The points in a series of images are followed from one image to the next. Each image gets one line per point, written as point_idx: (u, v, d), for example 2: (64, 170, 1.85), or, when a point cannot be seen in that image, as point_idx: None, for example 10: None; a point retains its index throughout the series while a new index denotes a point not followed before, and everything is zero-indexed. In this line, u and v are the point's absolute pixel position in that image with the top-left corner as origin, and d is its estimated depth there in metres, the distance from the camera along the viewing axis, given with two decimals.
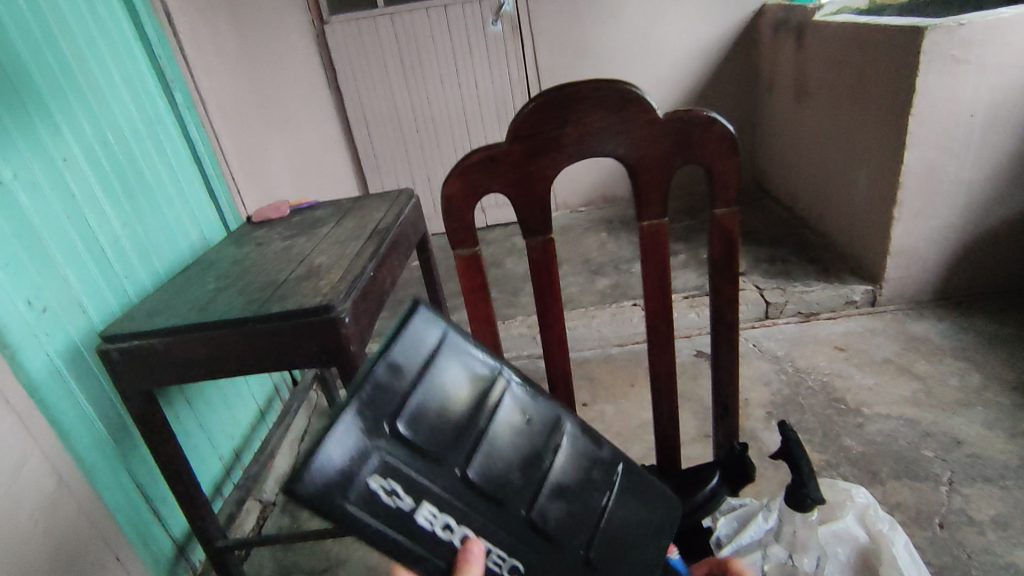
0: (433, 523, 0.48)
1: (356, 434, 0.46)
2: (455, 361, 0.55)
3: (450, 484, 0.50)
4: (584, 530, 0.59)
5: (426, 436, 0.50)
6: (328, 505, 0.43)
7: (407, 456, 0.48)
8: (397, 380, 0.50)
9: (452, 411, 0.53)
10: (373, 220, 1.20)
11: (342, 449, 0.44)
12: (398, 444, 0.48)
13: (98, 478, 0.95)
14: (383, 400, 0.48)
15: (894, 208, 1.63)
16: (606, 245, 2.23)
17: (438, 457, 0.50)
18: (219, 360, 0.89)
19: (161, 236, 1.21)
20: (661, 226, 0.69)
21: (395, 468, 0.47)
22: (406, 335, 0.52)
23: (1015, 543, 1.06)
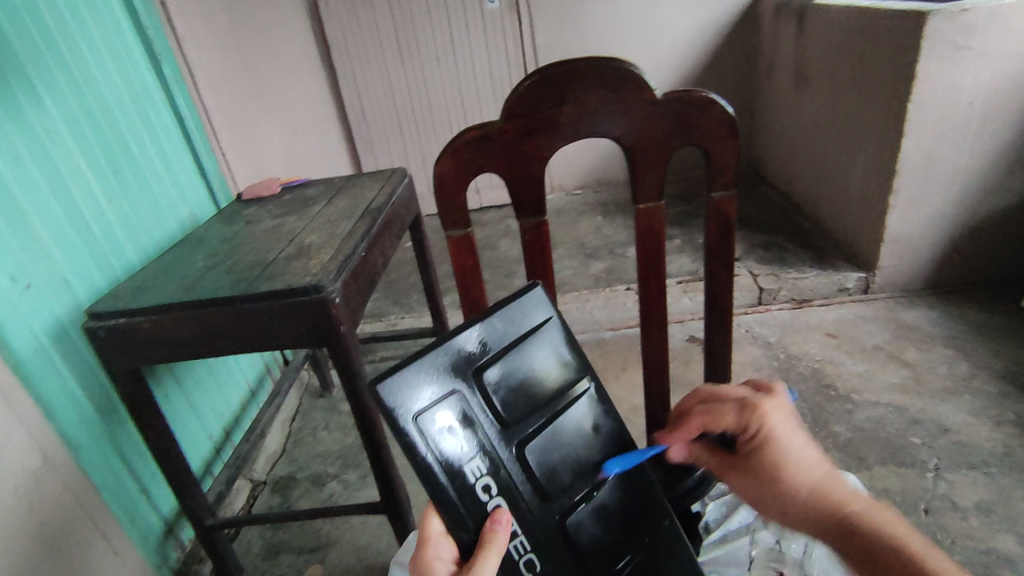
0: (477, 479, 0.58)
1: (449, 371, 0.58)
2: (544, 352, 0.65)
3: (498, 454, 0.60)
4: (613, 553, 0.66)
5: (499, 402, 0.61)
6: (408, 411, 0.55)
7: (480, 412, 0.60)
8: (490, 345, 0.61)
9: (529, 391, 0.63)
10: (365, 199, 1.18)
11: (430, 379, 0.57)
12: (477, 396, 0.60)
13: (85, 457, 0.95)
14: (476, 357, 0.60)
15: (889, 195, 1.63)
16: (601, 228, 2.22)
17: (501, 425, 0.60)
18: (208, 340, 0.88)
19: (149, 212, 1.20)
20: (657, 209, 0.68)
21: (465, 416, 0.58)
22: (511, 313, 0.63)
23: (998, 528, 1.08)
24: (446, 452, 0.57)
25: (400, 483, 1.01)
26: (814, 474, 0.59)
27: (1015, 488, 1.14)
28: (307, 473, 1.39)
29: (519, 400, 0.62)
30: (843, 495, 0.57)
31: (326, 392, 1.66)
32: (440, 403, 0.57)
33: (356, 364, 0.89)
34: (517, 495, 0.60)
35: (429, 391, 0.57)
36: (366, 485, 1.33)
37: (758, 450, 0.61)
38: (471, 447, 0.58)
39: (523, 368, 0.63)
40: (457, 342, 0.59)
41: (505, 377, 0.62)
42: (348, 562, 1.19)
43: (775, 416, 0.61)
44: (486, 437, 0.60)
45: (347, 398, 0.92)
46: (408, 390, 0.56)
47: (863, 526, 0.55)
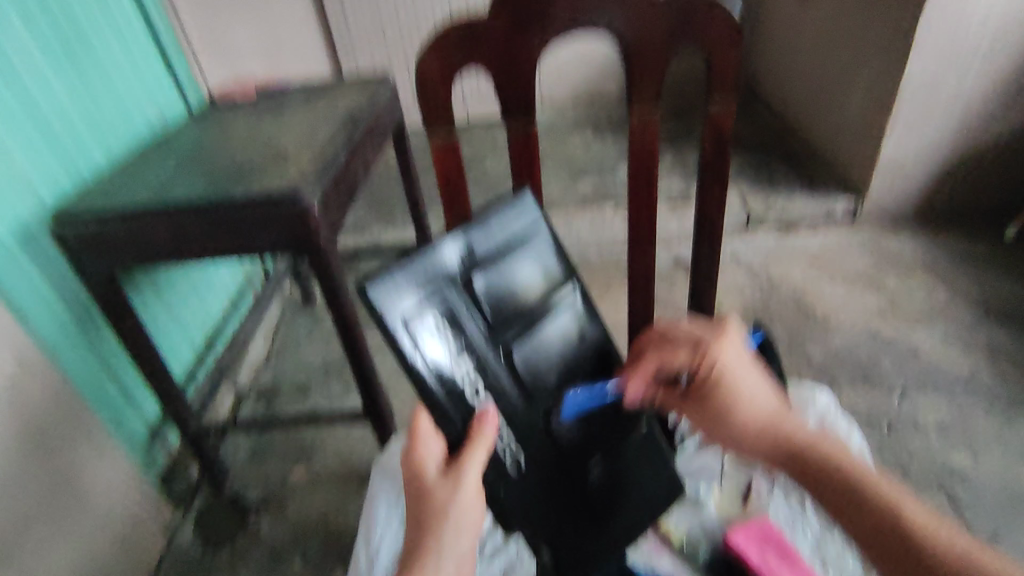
0: (464, 380, 0.61)
1: (434, 276, 0.59)
2: (534, 260, 0.64)
3: (486, 357, 0.62)
4: (595, 458, 0.68)
5: (485, 308, 0.61)
6: (393, 314, 0.56)
7: (468, 316, 0.61)
8: (476, 251, 0.61)
9: (516, 298, 0.63)
10: (343, 104, 1.12)
11: (416, 282, 0.58)
12: (464, 301, 0.60)
13: (64, 361, 0.94)
14: (461, 263, 0.60)
15: (888, 119, 1.58)
16: (591, 146, 2.16)
17: (488, 330, 0.62)
18: (184, 245, 0.86)
19: (114, 112, 1.13)
20: (650, 118, 0.65)
21: (452, 320, 0.60)
22: (499, 218, 0.62)
23: (954, 445, 1.14)
24: (432, 354, 0.59)
25: (383, 392, 1.02)
26: (762, 409, 0.64)
27: (975, 408, 1.20)
28: (292, 382, 1.41)
29: (507, 306, 0.63)
30: (792, 426, 0.63)
31: (309, 304, 1.65)
32: (426, 306, 0.58)
33: (338, 275, 0.87)
34: (505, 397, 0.63)
35: (414, 295, 0.58)
36: (350, 394, 1.36)
37: (713, 392, 0.64)
38: (458, 349, 0.60)
39: (512, 275, 0.63)
40: (442, 248, 0.59)
41: (491, 283, 0.62)
42: (334, 466, 1.24)
43: (724, 359, 0.64)
44: (474, 340, 0.61)
45: (329, 308, 0.91)
46: (395, 292, 0.57)
47: (814, 455, 0.61)
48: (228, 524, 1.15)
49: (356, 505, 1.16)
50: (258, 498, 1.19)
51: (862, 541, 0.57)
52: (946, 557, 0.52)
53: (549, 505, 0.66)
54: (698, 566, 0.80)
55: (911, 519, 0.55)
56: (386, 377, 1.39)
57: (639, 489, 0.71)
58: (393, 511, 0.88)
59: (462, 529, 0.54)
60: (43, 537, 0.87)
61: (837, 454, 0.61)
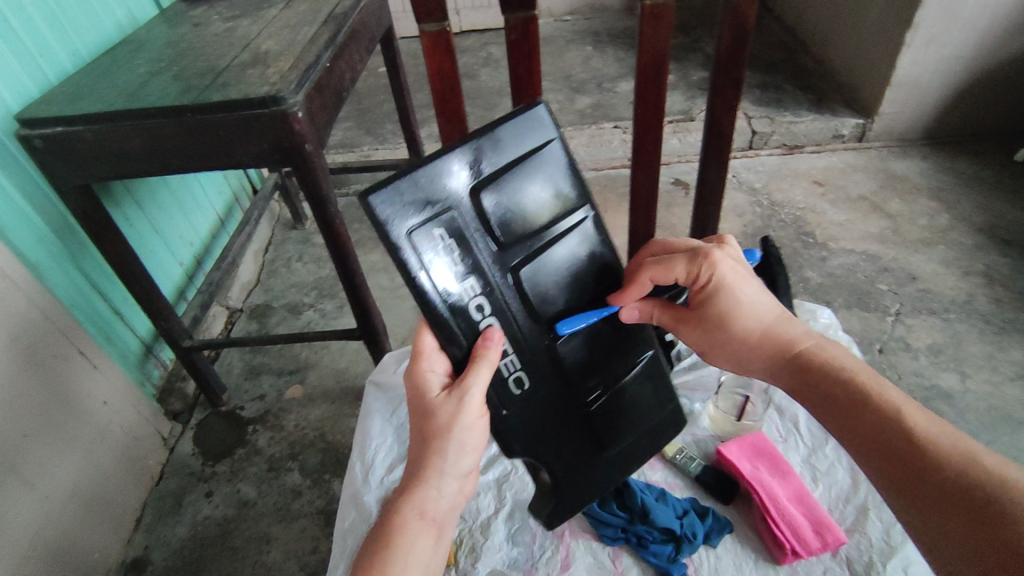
0: (471, 298, 0.59)
1: (440, 190, 0.57)
2: (545, 177, 0.62)
3: (493, 275, 0.60)
4: (597, 381, 0.68)
5: (493, 225, 0.60)
6: (397, 226, 0.55)
7: (474, 232, 0.59)
8: (484, 165, 0.59)
9: (525, 216, 0.61)
10: (327, 3, 1.03)
11: (421, 194, 0.56)
12: (471, 217, 0.59)
13: (46, 275, 0.91)
14: (469, 177, 0.58)
15: (907, 31, 1.49)
16: (591, 60, 2.05)
17: (496, 248, 0.60)
18: (160, 155, 0.81)
19: (79, 8, 1.04)
20: (665, 8, 0.60)
21: (458, 235, 0.58)
22: (510, 132, 0.60)
23: (943, 367, 1.15)
24: (437, 269, 0.57)
25: (375, 311, 1.01)
26: (763, 320, 0.63)
27: (966, 332, 1.20)
28: (285, 302, 1.40)
29: (516, 223, 0.61)
30: (796, 337, 0.61)
31: (299, 224, 1.61)
32: (432, 220, 0.57)
33: (325, 189, 0.83)
34: (511, 317, 0.62)
35: (419, 208, 0.56)
36: (344, 314, 1.35)
37: (711, 299, 0.64)
38: (464, 266, 0.59)
39: (522, 191, 0.61)
40: (449, 161, 0.57)
41: (500, 200, 0.60)
42: (329, 383, 1.24)
43: (724, 265, 0.63)
44: (481, 258, 0.60)
45: (318, 225, 0.87)
46: (400, 203, 0.55)
47: (815, 366, 0.58)
48: (226, 439, 1.17)
49: (352, 420, 1.18)
50: (255, 414, 1.20)
51: (855, 448, 0.53)
52: (949, 456, 0.48)
53: (551, 427, 0.66)
54: (691, 477, 0.82)
55: (913, 424, 0.50)
56: (380, 298, 1.38)
57: (639, 412, 0.71)
58: (386, 425, 0.90)
59: (464, 447, 0.54)
60: (39, 447, 0.87)
61: (840, 362, 0.58)
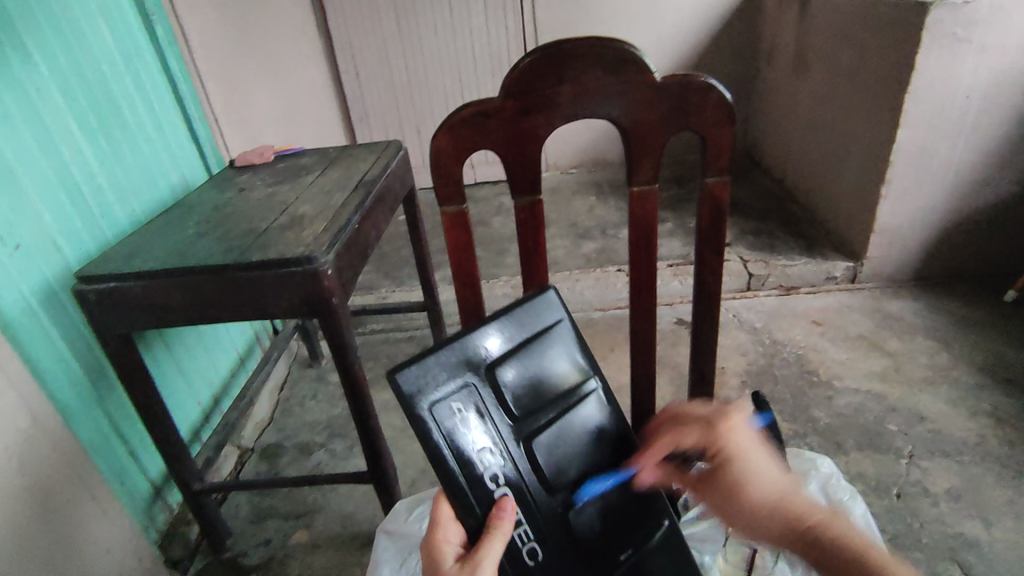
0: (486, 468, 0.61)
1: (460, 366, 0.61)
2: (557, 352, 0.66)
3: (507, 447, 0.62)
4: (613, 550, 0.68)
5: (509, 398, 0.63)
6: (419, 402, 0.58)
7: (490, 406, 0.62)
8: (502, 342, 0.63)
9: (540, 388, 0.65)
10: (358, 171, 1.17)
11: (445, 369, 0.60)
12: (488, 391, 0.62)
13: (73, 418, 0.95)
14: (489, 353, 0.62)
15: (882, 186, 1.64)
16: (594, 209, 2.22)
17: (511, 420, 0.63)
18: (199, 306, 0.88)
19: (140, 177, 1.18)
20: (650, 192, 0.68)
21: (476, 408, 0.61)
22: (526, 312, 0.65)
23: (966, 514, 1.12)
24: (456, 441, 0.60)
25: (387, 453, 1.02)
26: (775, 490, 0.60)
27: (984, 476, 1.18)
28: (296, 441, 1.41)
29: (530, 396, 0.64)
30: (806, 506, 0.60)
31: (315, 362, 1.67)
32: (452, 394, 0.60)
33: (347, 336, 0.90)
34: (523, 486, 0.63)
35: (442, 383, 0.60)
36: (354, 454, 1.35)
37: (726, 469, 0.61)
38: (482, 438, 0.61)
39: (535, 365, 0.65)
40: (471, 340, 0.62)
41: (518, 374, 0.63)
42: (334, 529, 1.22)
43: (738, 435, 0.62)
44: (497, 430, 0.62)
45: (338, 369, 0.93)
46: (424, 381, 0.59)
47: (826, 536, 0.57)
48: None
49: (356, 569, 1.14)
50: (257, 561, 1.17)
51: None
52: None
53: None
54: None
55: None
56: (390, 437, 1.39)
57: None
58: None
59: None
60: None
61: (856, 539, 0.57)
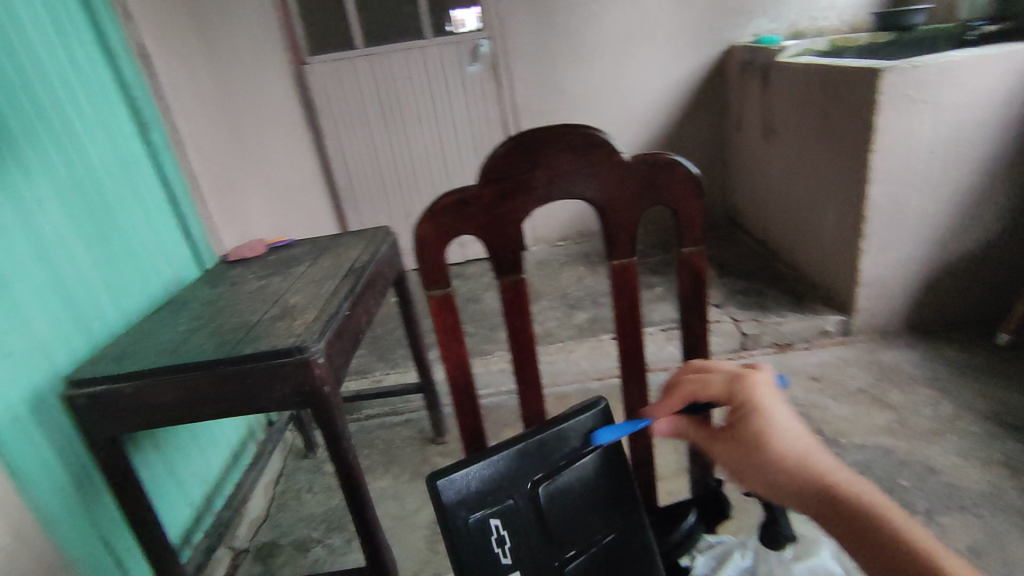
0: None
1: (502, 478, 0.63)
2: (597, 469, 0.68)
3: (537, 565, 0.63)
4: None
5: (546, 513, 0.64)
6: (455, 511, 0.61)
7: (527, 522, 0.63)
8: (545, 456, 0.65)
9: (577, 506, 0.66)
10: (348, 259, 1.19)
11: (486, 479, 0.62)
12: (525, 506, 0.63)
13: (58, 529, 0.92)
14: (531, 466, 0.64)
15: (861, 240, 1.68)
16: (584, 279, 2.25)
17: (545, 537, 0.64)
18: (191, 404, 0.87)
19: (133, 276, 1.20)
20: (630, 264, 0.70)
21: (512, 525, 0.62)
22: (574, 426, 0.67)
23: (993, 571, 1.07)
24: (485, 551, 0.61)
25: (386, 547, 0.98)
26: (798, 448, 0.51)
27: (1007, 529, 1.14)
28: (292, 538, 1.35)
29: (564, 513, 0.65)
30: (831, 469, 0.49)
31: (310, 452, 1.63)
32: (489, 505, 0.62)
33: (340, 425, 0.89)
34: None
35: (481, 492, 0.62)
36: (353, 549, 1.30)
37: (745, 420, 0.53)
38: (515, 557, 0.62)
39: (576, 481, 0.66)
40: (517, 453, 0.64)
41: (558, 491, 0.65)
42: None
43: (764, 388, 0.54)
44: (530, 548, 0.63)
45: (332, 460, 0.91)
46: (463, 492, 0.61)
47: (847, 498, 0.47)
48: None
49: None
50: None
51: None
52: None
53: None
54: None
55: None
56: (390, 529, 1.34)
57: None
58: None
59: None
60: None
61: (880, 506, 0.46)
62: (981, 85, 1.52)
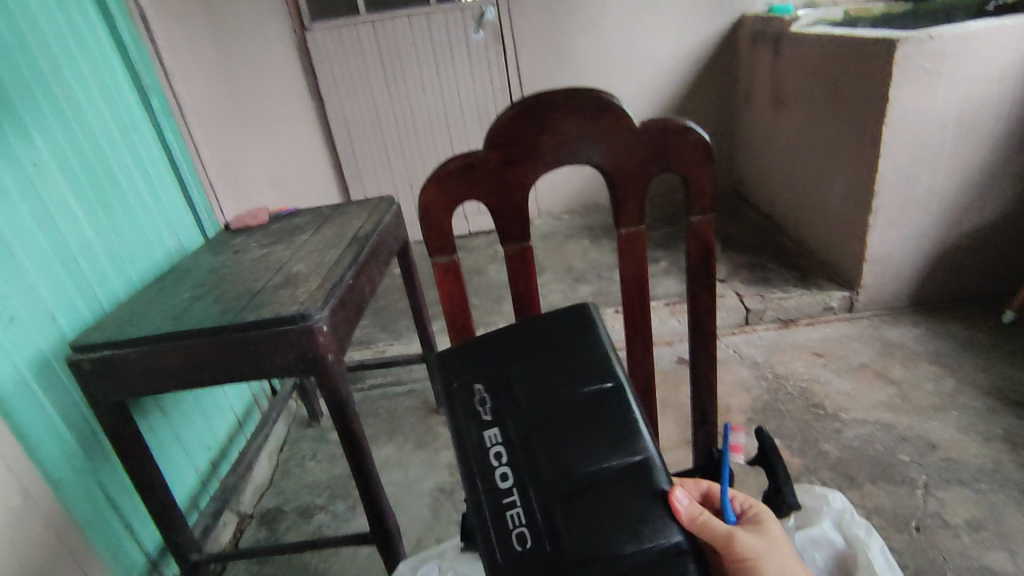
0: (492, 443, 0.56)
1: (490, 348, 0.61)
2: (594, 360, 0.59)
3: (519, 431, 0.56)
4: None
5: (531, 381, 0.58)
6: (444, 372, 0.60)
7: (509, 387, 0.58)
8: (533, 334, 0.61)
9: (568, 381, 0.58)
10: (352, 228, 1.19)
11: (476, 349, 0.61)
12: (507, 370, 0.59)
13: (66, 492, 0.93)
14: (519, 340, 0.60)
15: (869, 215, 1.66)
16: (588, 252, 2.24)
17: (527, 400, 0.57)
18: (196, 370, 0.88)
19: (136, 244, 1.20)
20: (638, 233, 0.69)
21: (493, 387, 0.58)
22: (561, 318, 0.62)
23: (990, 544, 1.08)
24: (467, 412, 0.58)
25: (390, 512, 0.99)
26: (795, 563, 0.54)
27: (1004, 504, 1.15)
28: (296, 504, 1.37)
29: (549, 382, 0.58)
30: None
31: (314, 421, 1.65)
32: (475, 371, 0.59)
33: (345, 392, 0.89)
34: (528, 479, 0.54)
35: (471, 361, 0.60)
36: (356, 515, 1.32)
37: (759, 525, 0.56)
38: (494, 415, 0.57)
39: (569, 367, 0.59)
40: (508, 332, 0.62)
41: (544, 364, 0.59)
42: None
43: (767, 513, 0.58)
44: (510, 410, 0.57)
45: (336, 427, 0.91)
46: (455, 363, 0.61)
47: None
48: None
49: None
50: None
51: None
52: None
53: None
54: None
55: None
56: (393, 495, 1.35)
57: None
58: None
59: None
60: None
61: None
62: (998, 56, 1.48)
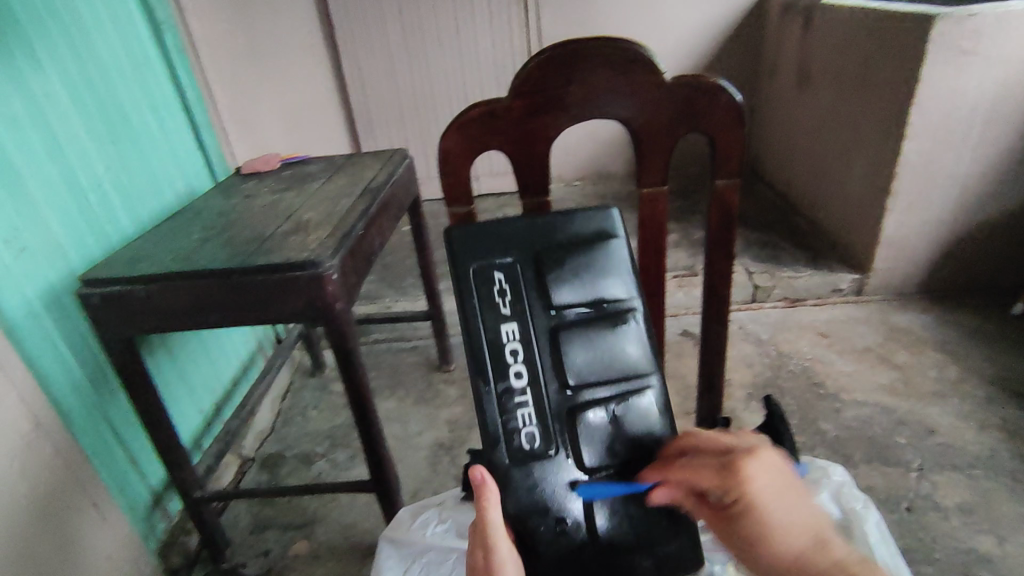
0: (509, 339, 0.63)
1: (515, 243, 0.64)
2: (606, 272, 0.65)
3: (537, 329, 0.64)
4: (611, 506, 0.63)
5: (553, 286, 0.64)
6: (461, 255, 0.63)
7: (527, 284, 0.64)
8: (553, 234, 0.65)
9: (585, 293, 0.65)
10: (364, 179, 1.17)
11: (497, 239, 0.64)
12: (530, 270, 0.64)
13: (74, 423, 0.94)
14: (541, 240, 0.65)
15: (888, 198, 1.63)
16: None
17: (546, 305, 0.64)
18: (205, 311, 0.88)
19: (146, 182, 1.19)
20: (660, 194, 0.68)
21: (514, 284, 0.63)
22: (587, 219, 0.66)
23: (979, 529, 1.09)
24: (488, 304, 0.63)
25: (390, 462, 1.01)
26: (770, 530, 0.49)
27: (996, 490, 1.16)
28: (297, 451, 1.39)
29: (564, 287, 0.64)
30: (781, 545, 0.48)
31: (317, 371, 1.66)
32: (498, 262, 0.64)
33: (352, 341, 0.89)
34: (541, 381, 0.63)
35: (494, 252, 0.64)
36: (356, 464, 1.34)
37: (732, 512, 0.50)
38: (512, 310, 0.63)
39: (583, 272, 0.65)
40: (531, 225, 0.65)
41: (567, 274, 0.64)
42: (334, 540, 1.19)
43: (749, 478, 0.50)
44: (531, 309, 0.64)
45: (343, 375, 0.92)
46: (471, 243, 0.63)
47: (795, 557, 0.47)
48: None
49: None
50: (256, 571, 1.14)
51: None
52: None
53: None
54: None
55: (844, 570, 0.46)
56: (393, 446, 1.38)
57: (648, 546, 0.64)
58: None
59: None
60: None
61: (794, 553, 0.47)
62: None
